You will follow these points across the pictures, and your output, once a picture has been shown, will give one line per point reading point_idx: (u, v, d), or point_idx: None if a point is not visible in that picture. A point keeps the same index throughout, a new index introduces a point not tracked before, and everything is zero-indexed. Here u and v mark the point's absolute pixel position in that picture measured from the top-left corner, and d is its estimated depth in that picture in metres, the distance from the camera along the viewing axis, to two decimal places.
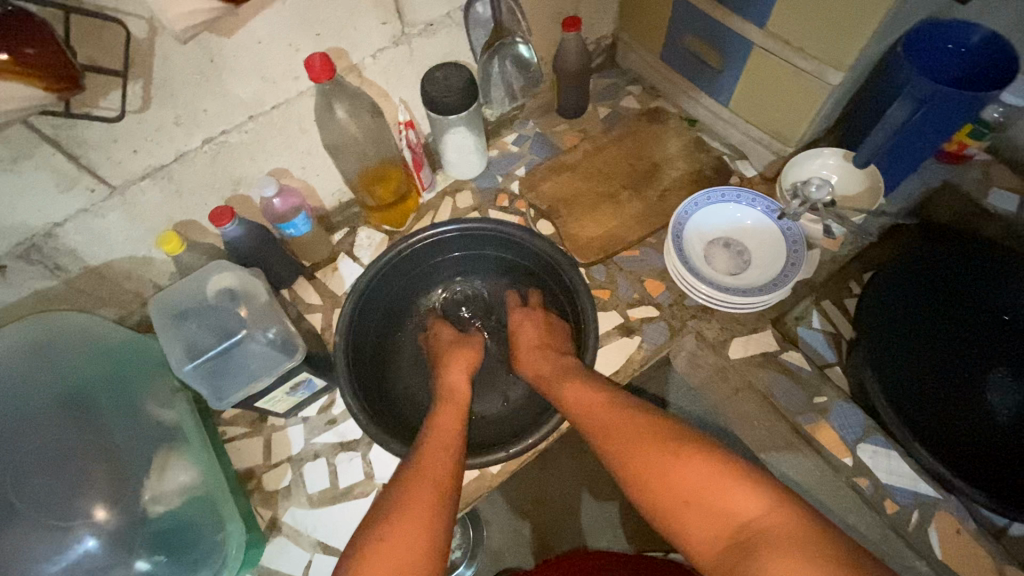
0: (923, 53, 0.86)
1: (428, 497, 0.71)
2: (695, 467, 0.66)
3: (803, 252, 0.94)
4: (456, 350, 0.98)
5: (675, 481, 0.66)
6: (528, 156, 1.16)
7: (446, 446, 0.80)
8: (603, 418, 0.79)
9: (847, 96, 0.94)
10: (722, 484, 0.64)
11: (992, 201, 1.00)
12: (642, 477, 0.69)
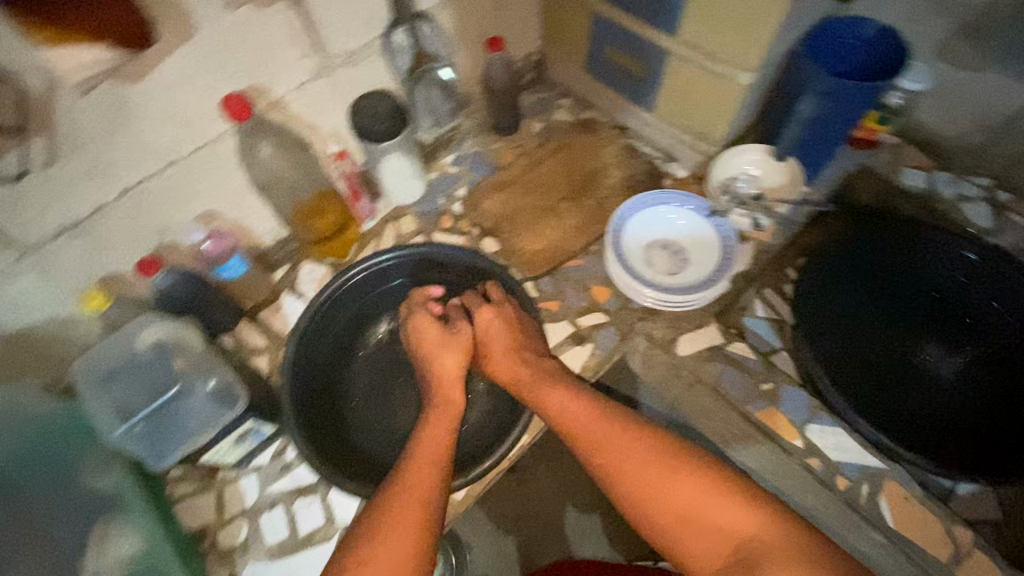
0: (825, 49, 0.94)
1: (416, 518, 0.70)
2: (698, 484, 0.69)
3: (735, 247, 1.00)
4: (437, 347, 0.91)
5: (676, 500, 0.69)
6: (467, 175, 1.17)
7: (432, 460, 0.77)
8: (595, 429, 0.77)
9: (761, 93, 0.99)
10: (719, 502, 0.68)
11: (904, 179, 1.09)
12: (638, 494, 0.71)
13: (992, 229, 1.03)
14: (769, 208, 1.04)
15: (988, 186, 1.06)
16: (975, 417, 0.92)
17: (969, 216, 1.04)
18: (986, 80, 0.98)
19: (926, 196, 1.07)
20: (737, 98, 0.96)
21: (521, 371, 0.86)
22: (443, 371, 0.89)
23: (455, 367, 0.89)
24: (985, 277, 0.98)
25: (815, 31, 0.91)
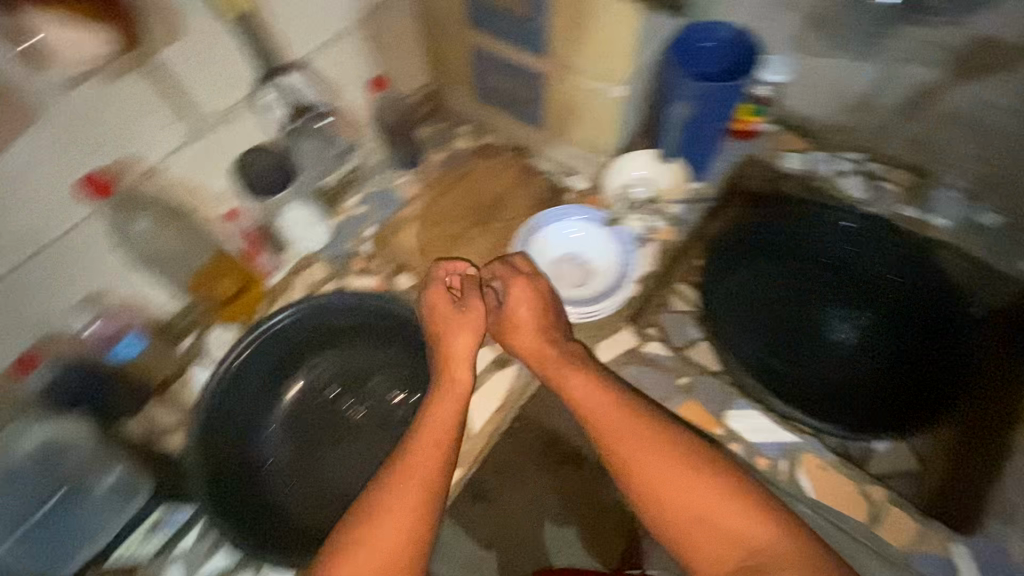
0: (690, 55, 0.99)
1: (416, 502, 0.68)
2: (713, 494, 0.68)
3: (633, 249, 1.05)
4: (454, 321, 0.87)
5: (692, 503, 0.68)
6: (374, 214, 1.17)
7: (439, 442, 0.74)
8: (616, 418, 0.76)
9: (639, 101, 1.04)
10: (733, 505, 0.68)
11: (785, 162, 1.15)
12: (651, 488, 0.71)
13: (868, 199, 1.10)
14: (661, 210, 1.10)
15: (861, 160, 1.13)
16: (882, 377, 0.98)
17: (846, 190, 1.12)
18: (838, 63, 1.05)
19: (806, 176, 1.14)
20: (613, 109, 1.01)
21: (546, 351, 0.87)
22: (451, 346, 0.85)
23: (466, 343, 0.85)
24: (870, 242, 1.06)
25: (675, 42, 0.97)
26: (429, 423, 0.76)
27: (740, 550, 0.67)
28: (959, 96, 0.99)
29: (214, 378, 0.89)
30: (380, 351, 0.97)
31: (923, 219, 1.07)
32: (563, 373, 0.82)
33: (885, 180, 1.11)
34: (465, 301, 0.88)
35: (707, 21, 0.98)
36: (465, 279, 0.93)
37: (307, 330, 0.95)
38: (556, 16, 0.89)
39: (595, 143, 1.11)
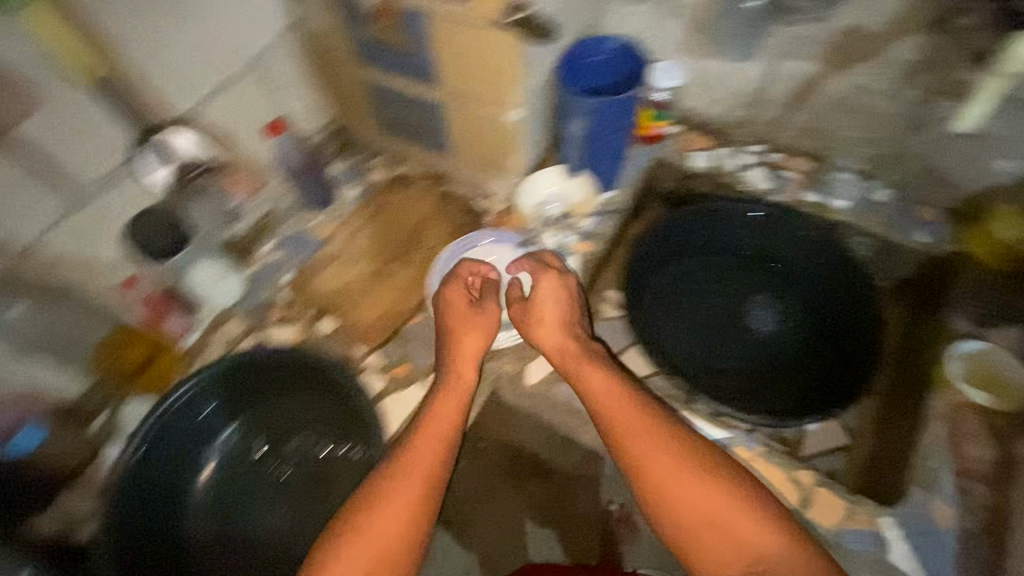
0: (582, 73, 1.02)
1: (416, 493, 0.74)
2: (710, 490, 0.71)
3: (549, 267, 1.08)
4: (466, 320, 0.94)
5: (698, 502, 0.71)
6: (290, 259, 1.14)
7: (444, 437, 0.81)
8: (619, 411, 0.81)
9: (539, 119, 1.05)
10: (733, 509, 0.70)
11: (692, 162, 1.19)
12: (648, 479, 0.74)
13: (772, 189, 1.16)
14: (575, 224, 1.11)
15: (763, 151, 1.18)
16: (802, 364, 1.05)
17: (750, 182, 1.18)
18: (724, 64, 1.10)
19: (714, 172, 1.19)
20: (511, 132, 1.01)
21: (567, 345, 0.92)
22: (464, 347, 0.92)
23: (474, 344, 0.93)
24: (774, 231, 1.12)
25: (564, 64, 1.01)
26: (433, 417, 0.83)
27: (733, 541, 0.69)
28: (837, 85, 1.03)
29: (118, 469, 0.83)
30: (295, 403, 0.94)
31: (824, 201, 1.13)
32: (578, 370, 0.88)
33: (785, 168, 1.16)
34: (481, 303, 0.97)
35: (594, 37, 1.01)
36: (486, 281, 1.00)
37: (216, 396, 0.91)
38: (437, 47, 0.90)
39: (504, 162, 1.10)
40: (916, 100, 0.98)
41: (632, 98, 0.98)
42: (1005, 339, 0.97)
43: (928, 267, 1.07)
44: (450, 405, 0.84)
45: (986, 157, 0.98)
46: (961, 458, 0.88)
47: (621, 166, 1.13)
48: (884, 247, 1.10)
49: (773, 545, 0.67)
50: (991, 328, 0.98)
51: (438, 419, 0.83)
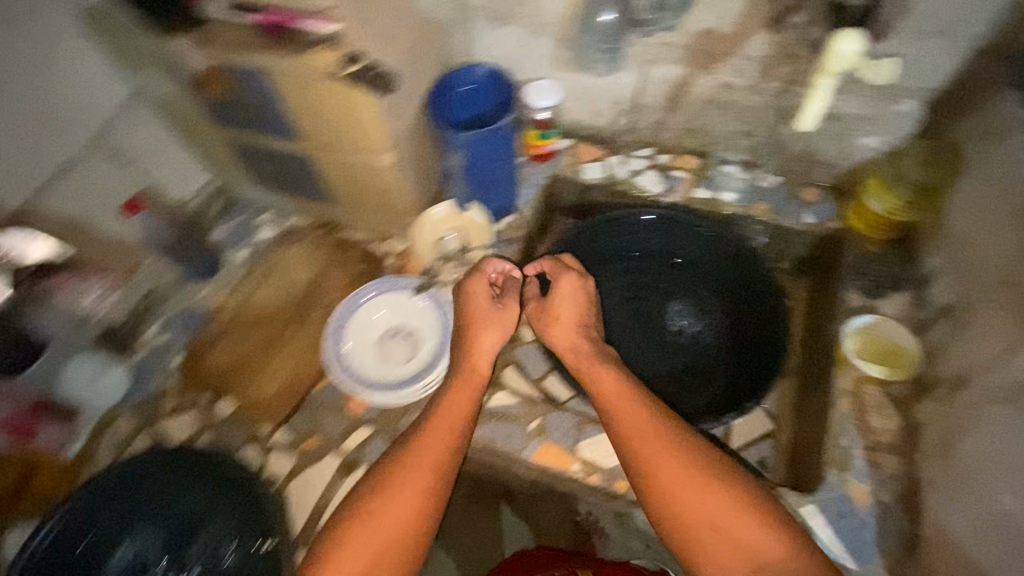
0: (454, 103, 1.00)
1: (415, 504, 0.73)
2: (714, 496, 0.72)
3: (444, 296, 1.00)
4: (480, 313, 0.91)
5: (708, 507, 0.71)
6: (179, 339, 1.06)
7: (454, 432, 0.80)
8: (628, 413, 0.80)
9: (419, 156, 1.01)
10: (740, 516, 0.70)
11: (586, 173, 1.22)
12: (653, 482, 0.74)
13: (664, 190, 1.19)
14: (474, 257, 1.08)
15: (651, 154, 1.22)
16: (716, 364, 1.09)
17: (642, 186, 1.20)
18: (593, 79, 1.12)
19: (611, 181, 1.21)
20: (389, 175, 0.97)
21: (583, 346, 0.89)
22: (480, 342, 0.88)
23: (492, 340, 0.89)
24: (674, 232, 1.14)
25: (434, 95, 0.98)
26: (444, 411, 0.81)
27: (731, 542, 0.70)
28: (703, 84, 1.05)
29: None
30: (191, 514, 0.87)
31: (714, 196, 1.15)
32: (593, 369, 0.86)
33: (676, 169, 1.20)
34: (503, 300, 0.93)
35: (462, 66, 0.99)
36: (509, 278, 0.96)
37: (105, 514, 0.85)
38: (284, 102, 0.85)
39: (390, 204, 1.05)
40: (777, 91, 1.01)
41: (507, 125, 0.97)
42: (893, 308, 0.99)
43: (817, 245, 1.13)
44: (462, 398, 0.83)
45: (854, 136, 1.03)
46: (868, 434, 0.88)
47: (512, 191, 1.11)
48: (777, 234, 1.14)
49: (770, 549, 0.68)
50: (878, 298, 1.00)
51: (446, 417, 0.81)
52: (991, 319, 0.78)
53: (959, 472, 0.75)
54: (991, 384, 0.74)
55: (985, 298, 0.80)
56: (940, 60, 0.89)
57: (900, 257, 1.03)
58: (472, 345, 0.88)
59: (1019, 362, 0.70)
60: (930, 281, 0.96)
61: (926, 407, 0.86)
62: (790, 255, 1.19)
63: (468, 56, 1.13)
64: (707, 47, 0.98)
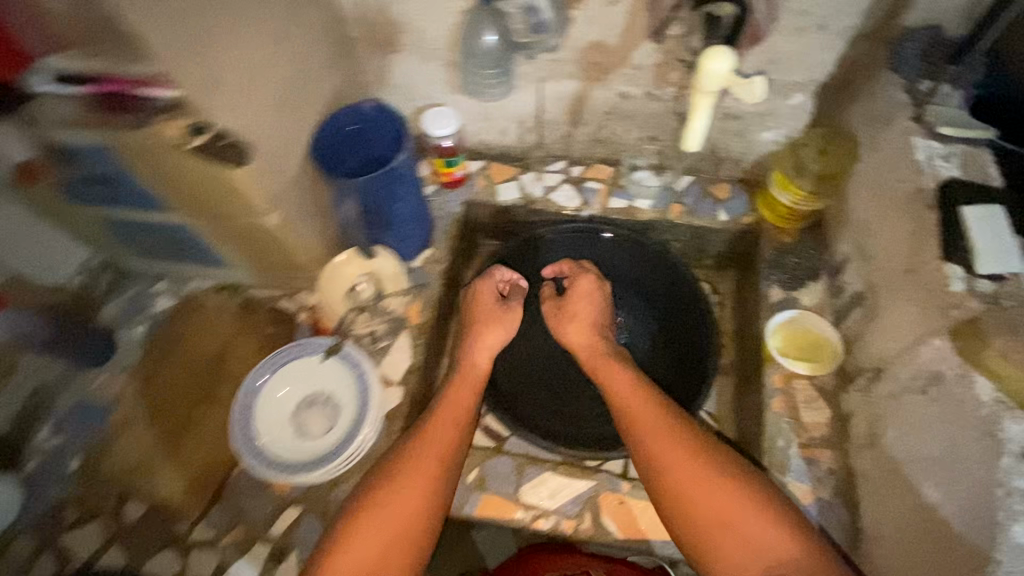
0: (339, 148, 0.93)
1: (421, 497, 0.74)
2: (724, 491, 0.73)
3: (350, 350, 0.92)
4: (488, 311, 0.98)
5: (722, 503, 0.72)
6: (71, 439, 0.95)
7: (460, 424, 0.83)
8: (642, 410, 0.83)
9: (310, 206, 0.94)
10: (754, 514, 0.71)
11: (502, 195, 1.19)
12: (667, 477, 0.76)
13: (581, 203, 1.16)
14: (389, 305, 1.02)
15: (564, 168, 1.20)
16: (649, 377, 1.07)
17: (558, 203, 1.17)
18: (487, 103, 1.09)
19: (527, 200, 1.18)
20: (282, 234, 0.89)
21: (597, 343, 0.95)
22: (485, 336, 0.95)
23: (496, 336, 0.95)
24: (588, 246, 1.14)
25: (317, 141, 0.89)
26: (449, 402, 0.85)
27: (738, 535, 0.70)
28: (600, 95, 1.03)
29: None
30: None
31: (629, 204, 1.14)
32: (607, 367, 0.90)
33: (590, 180, 1.18)
34: (510, 302, 1.00)
35: (347, 105, 0.91)
36: (516, 287, 1.03)
37: None
38: (141, 174, 0.76)
39: (290, 260, 0.98)
40: (673, 96, 0.99)
41: (401, 164, 0.91)
42: (812, 298, 0.99)
43: (734, 241, 1.14)
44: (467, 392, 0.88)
45: (756, 131, 1.03)
46: (802, 430, 0.88)
47: (419, 227, 1.05)
48: (697, 235, 1.14)
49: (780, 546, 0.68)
50: (795, 289, 1.01)
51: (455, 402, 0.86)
52: (898, 306, 0.78)
53: (888, 462, 0.76)
54: (905, 372, 0.75)
55: (890, 286, 0.81)
56: (825, 56, 0.86)
57: (812, 245, 1.05)
58: (481, 347, 0.94)
59: (927, 350, 0.71)
60: (843, 267, 0.97)
61: (852, 397, 0.86)
62: (710, 253, 1.19)
63: (356, 89, 1.07)
64: (596, 59, 0.96)
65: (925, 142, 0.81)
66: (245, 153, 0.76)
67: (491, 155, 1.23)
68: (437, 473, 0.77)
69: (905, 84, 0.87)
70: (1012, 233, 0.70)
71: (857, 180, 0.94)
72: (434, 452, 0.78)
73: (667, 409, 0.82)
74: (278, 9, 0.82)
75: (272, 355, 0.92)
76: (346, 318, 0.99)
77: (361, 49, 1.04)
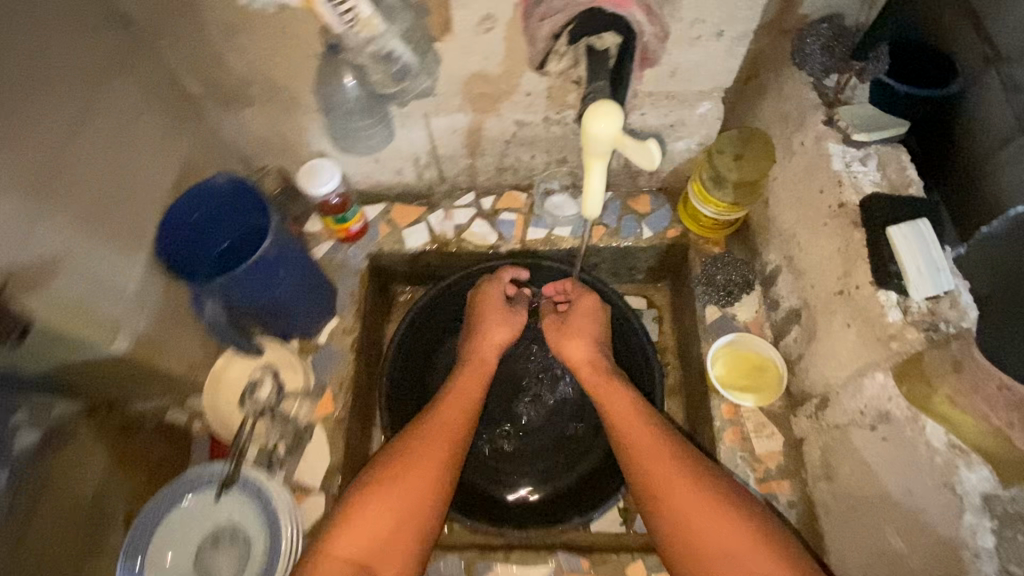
0: (189, 237, 0.78)
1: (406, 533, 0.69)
2: (712, 502, 0.70)
3: (238, 473, 0.79)
4: (494, 313, 0.91)
5: (721, 532, 0.68)
6: None
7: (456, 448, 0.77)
8: (642, 431, 0.79)
9: (165, 313, 0.79)
10: (755, 551, 0.66)
11: (409, 241, 1.06)
12: (658, 481, 0.74)
13: (496, 239, 1.05)
14: (293, 401, 0.89)
15: (473, 200, 1.08)
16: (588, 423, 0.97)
17: (472, 241, 1.05)
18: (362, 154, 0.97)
19: (439, 243, 1.06)
20: (134, 359, 0.75)
21: (602, 359, 0.87)
22: (490, 337, 0.90)
23: (498, 340, 0.90)
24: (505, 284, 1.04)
25: (160, 235, 0.73)
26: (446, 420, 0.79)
27: (722, 550, 0.68)
28: (495, 126, 0.92)
29: None
30: None
31: (548, 232, 1.04)
32: (610, 385, 0.84)
33: (503, 212, 1.07)
34: (515, 304, 0.94)
35: (196, 185, 0.76)
36: (520, 291, 0.97)
37: None
38: None
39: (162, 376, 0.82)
40: (575, 119, 0.89)
41: (270, 253, 0.77)
42: (748, 313, 0.94)
43: (662, 255, 1.06)
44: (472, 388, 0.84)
45: (669, 142, 0.94)
46: (757, 463, 0.83)
47: (310, 301, 0.92)
48: (625, 255, 1.06)
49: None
50: (730, 305, 0.95)
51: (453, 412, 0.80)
52: (835, 332, 0.73)
53: (846, 499, 0.71)
54: (851, 405, 0.70)
55: (824, 307, 0.76)
56: (728, 62, 0.78)
57: (741, 253, 0.99)
58: (486, 346, 0.89)
59: (871, 386, 0.66)
60: (774, 277, 0.91)
61: (802, 421, 0.82)
62: (642, 268, 1.12)
63: (209, 153, 0.90)
64: (481, 91, 0.84)
65: (840, 147, 0.75)
66: (28, 312, 0.60)
67: (391, 196, 1.10)
68: (435, 478, 0.73)
69: (812, 84, 0.81)
70: (941, 248, 0.64)
71: (778, 185, 0.88)
72: (438, 453, 0.75)
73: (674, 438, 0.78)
74: (70, 94, 0.65)
75: (141, 518, 0.75)
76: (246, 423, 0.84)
77: (207, 105, 0.87)
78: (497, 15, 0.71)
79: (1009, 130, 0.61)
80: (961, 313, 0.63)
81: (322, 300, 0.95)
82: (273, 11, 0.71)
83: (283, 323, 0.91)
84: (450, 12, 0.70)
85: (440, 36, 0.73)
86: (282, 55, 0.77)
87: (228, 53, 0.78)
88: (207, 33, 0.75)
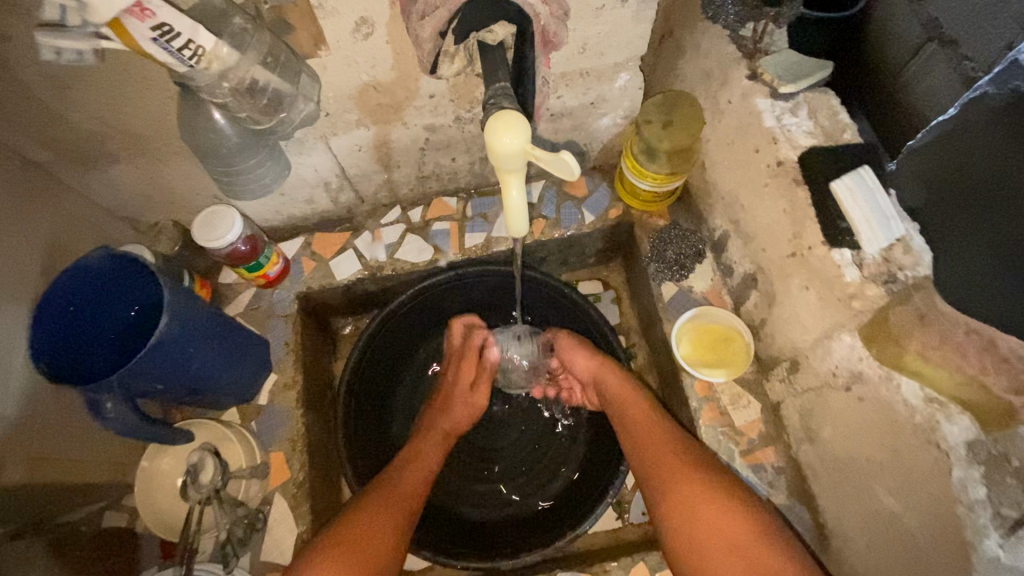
0: (68, 332, 0.66)
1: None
2: (694, 479, 0.69)
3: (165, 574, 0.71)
4: (464, 400, 0.86)
5: (700, 520, 0.66)
6: None
7: (409, 507, 0.72)
8: (640, 424, 0.78)
9: (57, 419, 0.71)
10: (730, 522, 0.64)
11: (339, 271, 0.96)
12: (645, 460, 0.74)
13: (432, 256, 0.96)
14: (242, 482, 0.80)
15: (401, 215, 0.99)
16: (568, 429, 0.96)
17: (408, 261, 0.96)
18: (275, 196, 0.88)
19: (373, 269, 0.96)
20: (36, 485, 0.67)
21: (606, 371, 0.84)
22: (454, 411, 0.85)
23: (464, 406, 0.86)
24: (469, 297, 1.00)
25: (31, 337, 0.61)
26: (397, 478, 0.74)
27: (706, 522, 0.65)
28: (404, 137, 0.83)
29: None
30: None
31: (487, 236, 0.96)
32: (622, 400, 0.81)
33: (435, 222, 0.98)
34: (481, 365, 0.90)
35: (69, 266, 0.64)
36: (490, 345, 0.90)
37: None
38: None
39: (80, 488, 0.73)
40: None
41: (171, 330, 0.66)
42: (704, 283, 0.89)
43: (609, 236, 1.01)
44: (432, 453, 0.80)
45: (593, 120, 0.90)
46: (739, 437, 0.80)
47: (240, 364, 0.82)
48: (569, 245, 1.01)
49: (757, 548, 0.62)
50: (684, 277, 0.90)
51: (413, 466, 0.77)
52: (794, 294, 0.70)
53: (829, 461, 0.69)
54: (822, 367, 0.68)
55: (779, 270, 0.73)
56: (638, 28, 0.75)
57: (687, 221, 0.94)
58: (449, 420, 0.85)
59: (840, 346, 0.64)
60: (723, 243, 0.87)
61: (775, 386, 0.79)
62: (588, 254, 1.06)
63: (83, 225, 0.78)
64: (377, 103, 0.74)
65: (769, 102, 0.71)
66: None
67: (309, 227, 0.99)
68: (397, 521, 0.69)
69: (729, 36, 0.75)
70: (887, 193, 0.61)
71: (712, 147, 0.83)
72: (398, 507, 0.71)
73: (671, 433, 0.75)
74: None
75: None
76: (189, 515, 0.73)
77: (65, 172, 0.75)
78: (374, 17, 0.62)
79: (925, 40, 0.68)
80: (916, 258, 0.59)
81: (253, 358, 0.85)
82: (113, 60, 0.61)
83: (213, 392, 0.80)
84: (319, 23, 0.61)
85: (313, 52, 0.64)
86: (137, 100, 0.66)
87: (69, 111, 0.66)
88: (33, 91, 0.62)
